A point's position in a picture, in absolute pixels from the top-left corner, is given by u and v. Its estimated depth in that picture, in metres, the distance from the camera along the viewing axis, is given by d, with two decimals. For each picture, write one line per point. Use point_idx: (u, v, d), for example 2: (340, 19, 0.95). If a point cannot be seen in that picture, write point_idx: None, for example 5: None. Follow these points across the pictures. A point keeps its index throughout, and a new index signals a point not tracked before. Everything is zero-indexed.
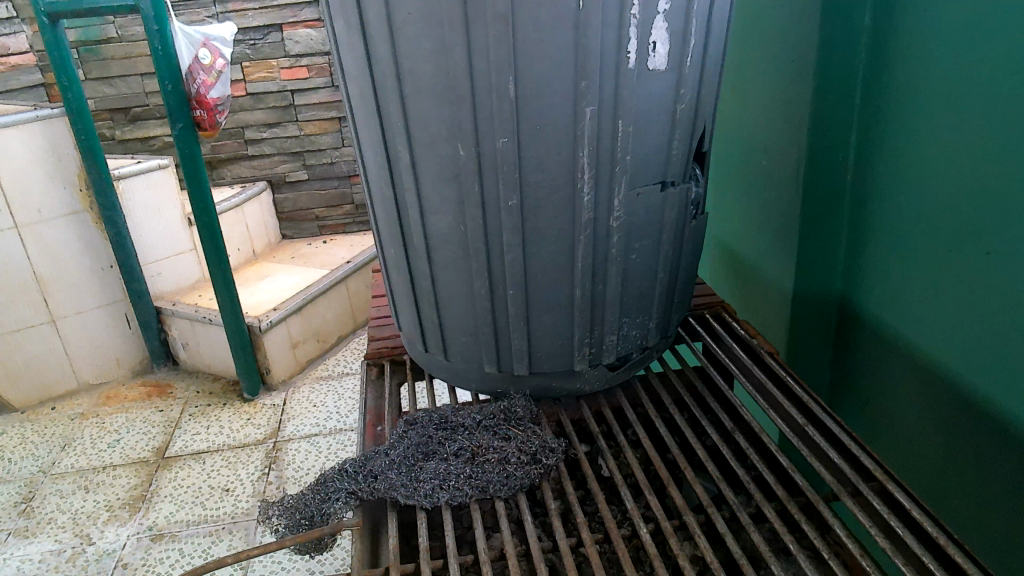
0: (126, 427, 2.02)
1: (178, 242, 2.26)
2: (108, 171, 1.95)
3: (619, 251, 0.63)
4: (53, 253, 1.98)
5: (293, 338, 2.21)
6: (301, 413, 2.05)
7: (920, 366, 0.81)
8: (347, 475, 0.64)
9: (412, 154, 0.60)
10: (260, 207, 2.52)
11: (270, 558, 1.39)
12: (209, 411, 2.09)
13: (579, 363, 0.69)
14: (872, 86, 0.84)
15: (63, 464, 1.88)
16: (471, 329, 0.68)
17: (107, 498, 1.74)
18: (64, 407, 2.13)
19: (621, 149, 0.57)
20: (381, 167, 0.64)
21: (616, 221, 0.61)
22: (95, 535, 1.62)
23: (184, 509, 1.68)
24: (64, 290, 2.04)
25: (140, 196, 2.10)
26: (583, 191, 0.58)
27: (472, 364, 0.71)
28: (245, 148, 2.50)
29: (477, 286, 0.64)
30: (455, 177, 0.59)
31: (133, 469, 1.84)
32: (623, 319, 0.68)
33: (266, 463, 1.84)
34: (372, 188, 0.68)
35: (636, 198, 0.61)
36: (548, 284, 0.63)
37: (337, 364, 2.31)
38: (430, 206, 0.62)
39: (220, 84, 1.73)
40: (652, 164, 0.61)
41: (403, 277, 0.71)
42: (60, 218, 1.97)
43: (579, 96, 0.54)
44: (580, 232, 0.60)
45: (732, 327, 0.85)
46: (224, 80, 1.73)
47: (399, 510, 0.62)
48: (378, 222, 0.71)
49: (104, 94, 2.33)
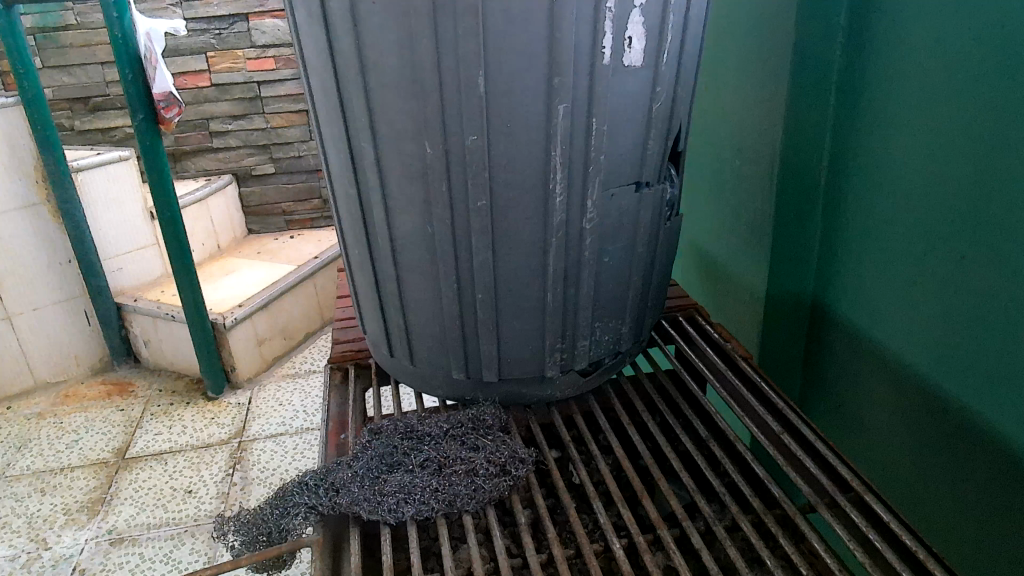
0: (85, 427, 1.97)
1: (139, 236, 2.20)
2: (66, 162, 1.89)
3: (590, 253, 0.61)
4: (8, 248, 1.91)
5: (258, 335, 2.16)
6: (267, 412, 2.01)
7: (891, 369, 0.81)
8: (308, 488, 0.61)
9: (377, 152, 0.57)
10: (225, 200, 2.47)
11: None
12: (171, 411, 2.04)
13: (549, 370, 0.67)
14: (848, 84, 0.82)
15: (18, 466, 1.82)
16: (438, 334, 0.66)
17: (64, 501, 1.69)
18: (19, 406, 2.07)
19: (595, 148, 0.55)
20: (344, 164, 0.61)
21: (589, 224, 0.59)
22: (52, 540, 1.57)
23: (145, 512, 1.63)
24: (19, 286, 1.96)
25: (99, 187, 2.04)
26: (555, 192, 0.56)
27: (439, 369, 0.68)
28: (210, 140, 2.44)
29: (444, 289, 0.62)
30: (421, 177, 0.56)
31: (92, 471, 1.79)
32: (596, 323, 0.66)
33: (230, 464, 1.79)
34: (335, 186, 0.65)
35: (609, 199, 0.59)
36: (517, 286, 0.61)
37: (305, 362, 2.27)
38: (395, 205, 0.59)
39: (163, 80, 1.65)
40: (626, 164, 0.58)
41: (367, 279, 0.68)
42: (16, 212, 1.90)
43: (551, 94, 0.52)
44: (552, 235, 0.58)
45: (705, 329, 0.84)
46: (165, 75, 1.64)
47: (362, 525, 0.59)
48: (341, 220, 0.68)
49: (62, 83, 2.26)
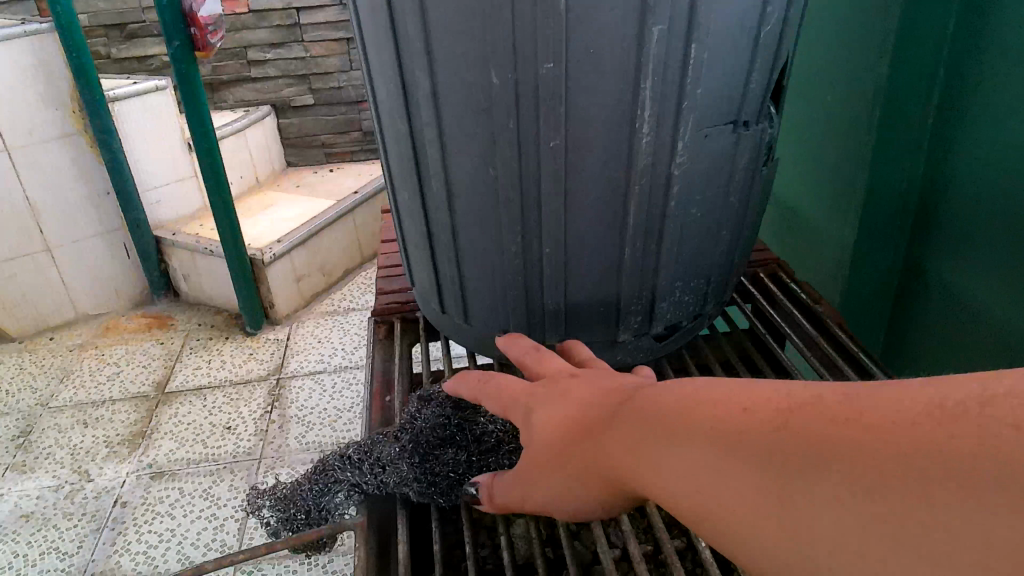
0: (125, 360, 1.97)
1: (178, 169, 2.15)
2: (102, 92, 1.82)
3: (678, 204, 0.52)
4: (47, 180, 1.88)
5: (297, 271, 2.12)
6: (306, 349, 1.98)
7: (998, 339, 0.72)
8: (354, 464, 0.56)
9: (433, 83, 0.49)
10: (264, 132, 2.40)
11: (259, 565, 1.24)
12: (211, 345, 2.02)
13: (622, 334, 0.59)
14: (972, 10, 0.71)
15: (61, 397, 1.83)
16: (497, 292, 0.58)
17: (106, 434, 1.69)
18: (62, 338, 2.07)
19: (692, 81, 0.46)
20: (394, 97, 0.53)
21: (678, 169, 0.50)
22: (94, 472, 1.57)
23: (185, 447, 1.62)
24: (59, 218, 1.94)
25: (137, 118, 1.98)
26: (641, 132, 0.48)
27: (496, 329, 0.61)
28: (248, 69, 2.36)
29: (506, 242, 0.54)
30: (485, 112, 0.48)
31: (133, 404, 1.79)
32: (677, 283, 0.58)
33: (268, 400, 1.78)
34: (383, 120, 0.57)
35: (702, 140, 0.50)
36: (590, 240, 0.53)
37: (344, 299, 2.23)
38: (453, 145, 0.51)
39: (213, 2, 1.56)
40: (725, 99, 0.49)
41: (418, 227, 0.61)
42: (54, 142, 1.86)
43: (646, 12, 0.43)
44: (635, 181, 0.50)
45: (791, 288, 0.76)
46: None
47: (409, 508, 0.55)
48: (390, 160, 0.60)
49: (98, 9, 2.18)
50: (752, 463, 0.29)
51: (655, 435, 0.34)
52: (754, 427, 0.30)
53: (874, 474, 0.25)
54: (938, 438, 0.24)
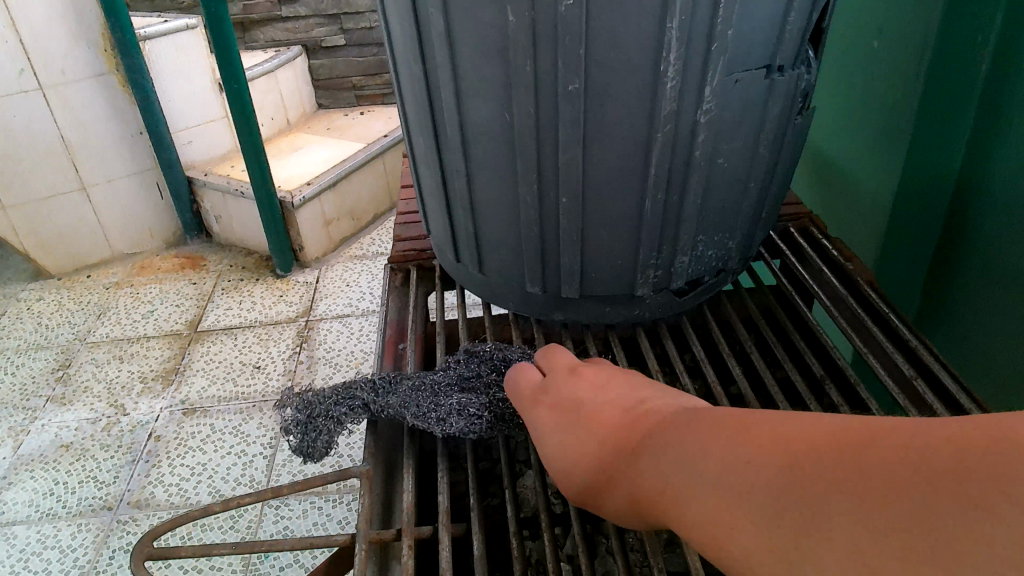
0: (159, 298, 2.00)
1: (209, 110, 2.14)
2: (133, 30, 1.80)
3: (703, 154, 0.50)
4: (80, 118, 1.88)
5: (326, 215, 2.11)
6: (334, 292, 1.99)
7: None
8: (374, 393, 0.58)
9: (447, 20, 0.46)
10: (295, 73, 2.37)
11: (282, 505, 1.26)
12: (241, 286, 2.04)
13: (641, 289, 0.58)
14: None
15: (97, 333, 1.87)
16: (512, 242, 0.57)
17: (140, 369, 1.72)
18: (98, 275, 2.11)
19: (724, 21, 0.43)
20: (407, 35, 0.50)
21: (704, 116, 0.47)
22: (129, 406, 1.61)
23: (216, 385, 1.65)
24: (93, 157, 1.95)
25: (167, 57, 1.97)
26: (667, 76, 0.45)
27: (513, 279, 0.60)
28: (278, 8, 2.31)
29: (522, 191, 0.52)
30: (502, 52, 0.46)
31: (167, 341, 1.82)
32: (700, 237, 0.56)
33: (297, 342, 1.79)
34: (398, 61, 0.55)
35: (732, 86, 0.47)
36: (609, 191, 0.51)
37: (373, 244, 2.23)
38: (468, 87, 0.49)
39: None
40: (758, 41, 0.46)
41: (432, 173, 0.59)
42: (86, 80, 1.86)
43: None
44: (658, 129, 0.47)
45: (820, 242, 0.73)
46: None
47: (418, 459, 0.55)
48: (405, 102, 0.58)
49: None
50: (777, 482, 0.28)
51: (692, 447, 0.34)
52: (788, 448, 0.29)
53: (890, 498, 0.24)
54: (961, 468, 0.23)
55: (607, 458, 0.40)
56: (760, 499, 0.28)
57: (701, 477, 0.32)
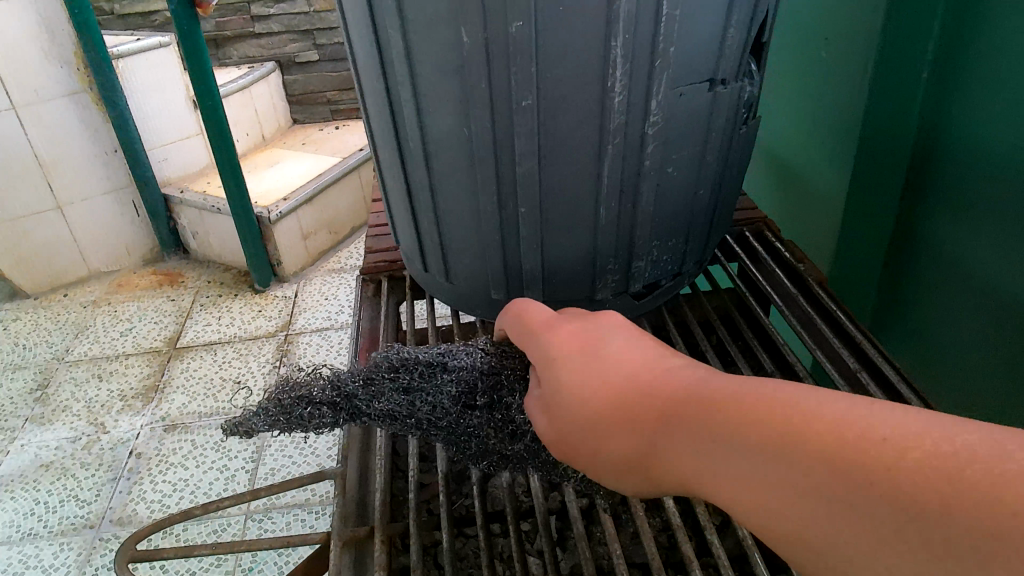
0: (138, 315, 2.00)
1: (184, 127, 2.14)
2: (105, 48, 1.81)
3: (653, 163, 0.52)
4: (54, 138, 1.89)
5: (304, 229, 2.13)
6: (313, 305, 2.00)
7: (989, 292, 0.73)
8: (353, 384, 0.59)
9: (405, 40, 0.48)
10: (269, 89, 2.39)
11: (265, 517, 1.28)
12: (220, 302, 2.05)
13: (600, 293, 0.60)
14: None
15: (76, 352, 1.87)
16: (476, 250, 0.59)
17: (120, 387, 1.73)
18: (76, 294, 2.11)
19: (664, 37, 0.46)
20: (369, 53, 0.53)
21: (652, 128, 0.50)
22: (110, 424, 1.61)
23: (197, 400, 1.66)
24: (68, 177, 1.96)
25: (141, 74, 1.97)
26: (614, 89, 0.47)
27: (478, 286, 0.62)
28: (252, 24, 2.33)
29: (483, 201, 0.55)
30: (458, 68, 0.48)
31: (147, 358, 1.82)
32: (655, 243, 0.59)
33: (277, 356, 1.81)
34: (363, 77, 0.57)
35: (676, 99, 0.50)
36: (565, 200, 0.54)
37: (351, 257, 2.25)
38: (428, 102, 0.51)
39: None
40: (700, 56, 0.49)
41: (398, 184, 0.61)
42: (60, 99, 1.86)
43: None
44: (608, 140, 0.50)
45: (774, 245, 0.76)
46: None
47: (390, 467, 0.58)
48: (370, 116, 0.60)
49: None
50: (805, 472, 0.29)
51: (717, 422, 0.34)
52: (795, 447, 0.30)
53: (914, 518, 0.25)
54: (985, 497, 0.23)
55: (618, 412, 0.40)
56: (782, 489, 0.30)
57: (708, 471, 0.33)
